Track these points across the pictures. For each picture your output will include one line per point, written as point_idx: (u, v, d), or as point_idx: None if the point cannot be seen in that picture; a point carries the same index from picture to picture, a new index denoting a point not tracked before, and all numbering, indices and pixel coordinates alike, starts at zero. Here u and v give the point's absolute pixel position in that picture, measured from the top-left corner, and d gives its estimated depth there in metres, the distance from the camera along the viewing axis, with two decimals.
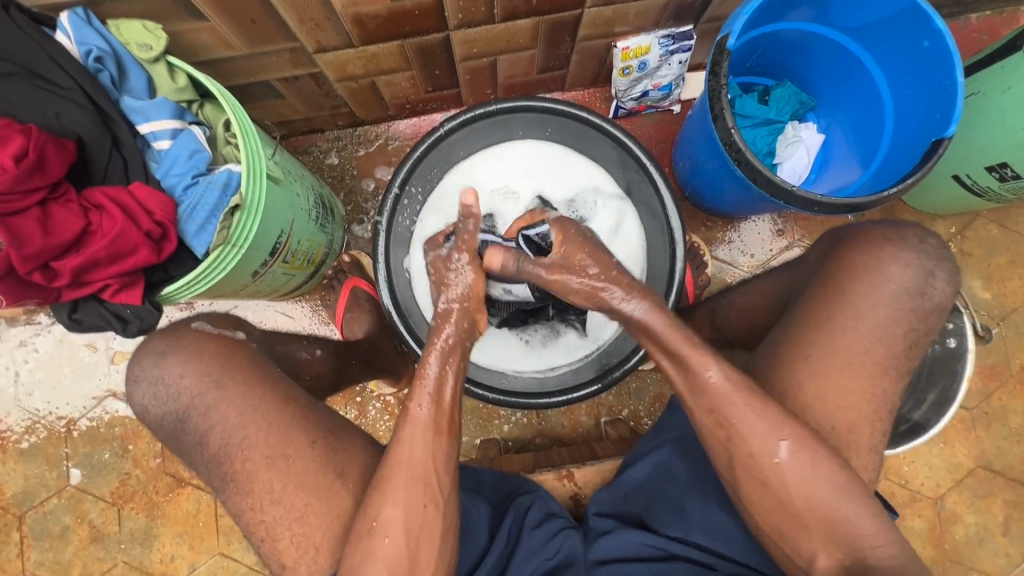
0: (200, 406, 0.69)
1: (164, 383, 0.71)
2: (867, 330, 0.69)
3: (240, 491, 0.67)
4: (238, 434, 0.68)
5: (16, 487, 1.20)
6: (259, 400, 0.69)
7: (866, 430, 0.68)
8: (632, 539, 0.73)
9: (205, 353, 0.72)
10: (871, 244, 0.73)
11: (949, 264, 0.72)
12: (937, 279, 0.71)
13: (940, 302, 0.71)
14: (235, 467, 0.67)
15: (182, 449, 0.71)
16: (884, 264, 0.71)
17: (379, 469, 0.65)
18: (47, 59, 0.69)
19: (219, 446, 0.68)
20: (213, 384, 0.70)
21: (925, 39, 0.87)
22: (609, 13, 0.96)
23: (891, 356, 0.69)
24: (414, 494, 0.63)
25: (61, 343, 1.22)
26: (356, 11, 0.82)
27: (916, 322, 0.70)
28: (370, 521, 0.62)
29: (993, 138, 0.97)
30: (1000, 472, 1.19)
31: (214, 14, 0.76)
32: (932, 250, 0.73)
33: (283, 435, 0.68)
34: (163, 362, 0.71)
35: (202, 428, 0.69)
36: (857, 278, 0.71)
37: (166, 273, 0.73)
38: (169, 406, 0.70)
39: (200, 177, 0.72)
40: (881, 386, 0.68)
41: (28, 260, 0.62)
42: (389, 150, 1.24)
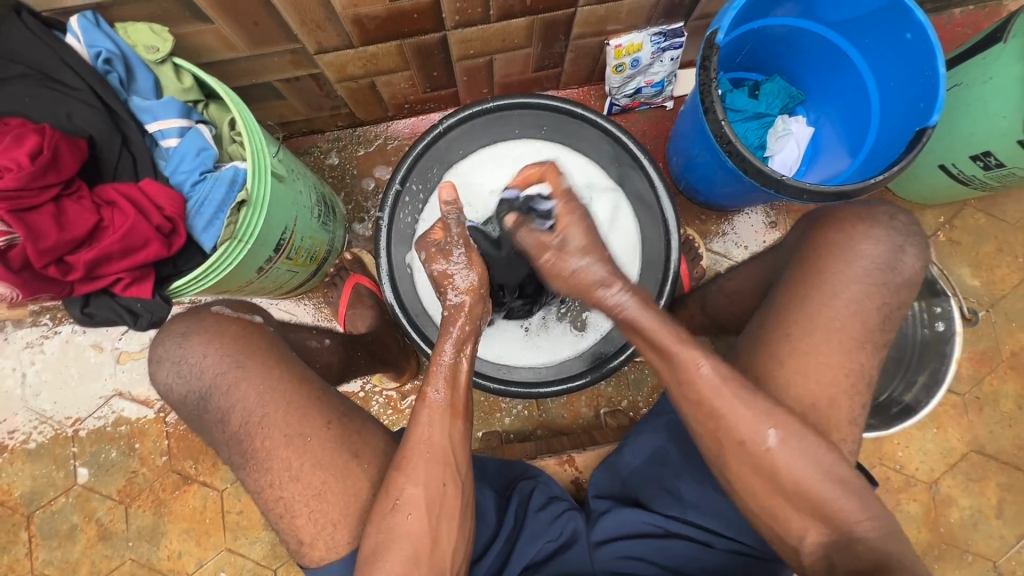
0: (223, 385, 0.70)
1: (187, 362, 0.72)
2: (842, 307, 0.71)
3: (259, 468, 0.68)
4: (258, 412, 0.69)
5: (24, 487, 1.21)
6: (277, 379, 0.71)
7: (846, 405, 0.70)
8: (632, 517, 0.75)
9: (225, 334, 0.73)
10: (844, 224, 0.75)
11: (917, 239, 0.74)
12: (906, 254, 0.73)
13: (909, 276, 0.73)
14: (255, 445, 0.69)
15: (202, 426, 0.73)
16: (855, 243, 0.73)
17: (400, 451, 0.67)
18: (58, 61, 0.71)
19: (240, 424, 0.69)
20: (234, 364, 0.71)
21: (906, 32, 0.90)
22: (601, 12, 0.98)
23: (866, 331, 0.71)
24: (435, 473, 0.65)
25: (67, 344, 1.24)
26: (356, 12, 0.85)
27: (887, 297, 0.72)
28: (393, 500, 0.64)
29: (975, 128, 1.00)
30: (993, 456, 1.22)
31: (218, 16, 0.79)
32: (901, 227, 0.75)
33: (300, 414, 0.69)
34: (186, 342, 0.72)
35: (224, 407, 0.70)
36: (831, 257, 0.73)
37: (176, 267, 0.75)
38: (192, 385, 0.72)
39: (207, 173, 0.74)
40: (857, 361, 0.70)
41: (43, 253, 0.64)
42: (389, 150, 1.26)
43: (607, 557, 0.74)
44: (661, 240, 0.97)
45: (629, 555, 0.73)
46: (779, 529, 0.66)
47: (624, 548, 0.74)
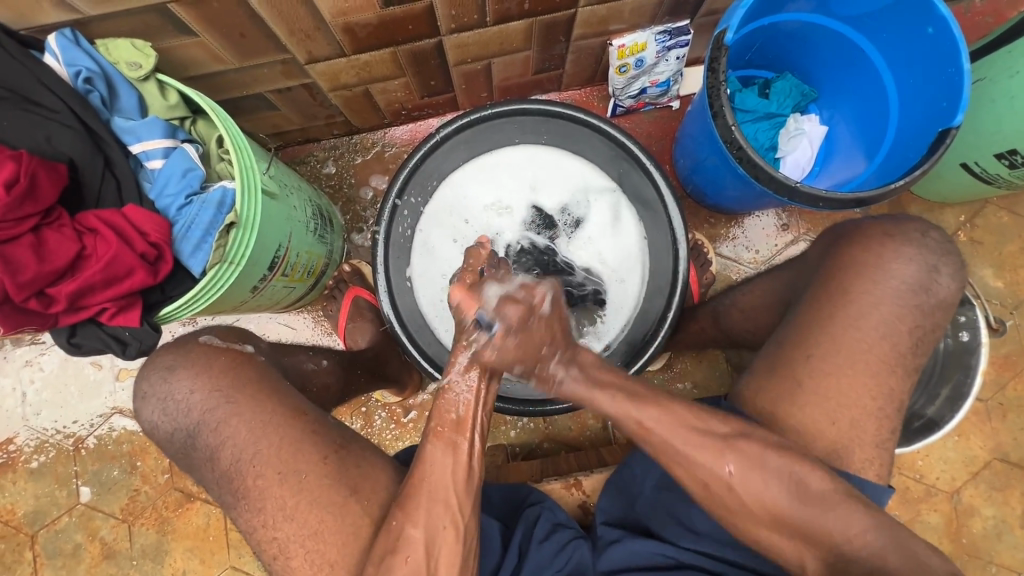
0: (211, 422, 0.69)
1: (173, 399, 0.70)
2: (869, 328, 0.67)
3: (251, 508, 0.66)
4: (249, 450, 0.67)
5: (27, 506, 1.20)
6: (270, 414, 0.69)
7: (871, 427, 0.66)
8: (642, 547, 0.72)
9: (214, 368, 0.71)
10: (869, 241, 0.70)
11: (953, 258, 0.70)
12: (941, 275, 0.69)
13: (945, 298, 0.68)
14: (248, 483, 0.67)
15: (191, 464, 0.71)
16: (885, 262, 0.69)
17: (405, 488, 0.64)
18: (37, 82, 0.68)
19: (231, 462, 0.67)
20: (223, 400, 0.69)
21: (928, 26, 0.85)
22: (602, 12, 0.94)
23: (896, 353, 0.67)
24: (431, 513, 0.62)
25: (66, 362, 1.22)
26: (346, 20, 0.81)
27: (921, 318, 0.67)
28: (392, 542, 0.62)
29: (1001, 124, 0.95)
30: (1017, 464, 1.17)
31: (202, 28, 0.76)
32: (935, 244, 0.70)
33: (294, 450, 0.67)
34: (172, 376, 0.71)
35: (213, 444, 0.68)
36: (858, 276, 0.69)
37: (164, 293, 0.72)
38: (179, 422, 0.70)
39: (194, 196, 0.71)
40: (887, 385, 0.66)
41: (23, 286, 0.62)
42: (386, 158, 1.23)
43: None
44: (669, 251, 0.91)
45: None
46: (796, 560, 0.63)
47: None
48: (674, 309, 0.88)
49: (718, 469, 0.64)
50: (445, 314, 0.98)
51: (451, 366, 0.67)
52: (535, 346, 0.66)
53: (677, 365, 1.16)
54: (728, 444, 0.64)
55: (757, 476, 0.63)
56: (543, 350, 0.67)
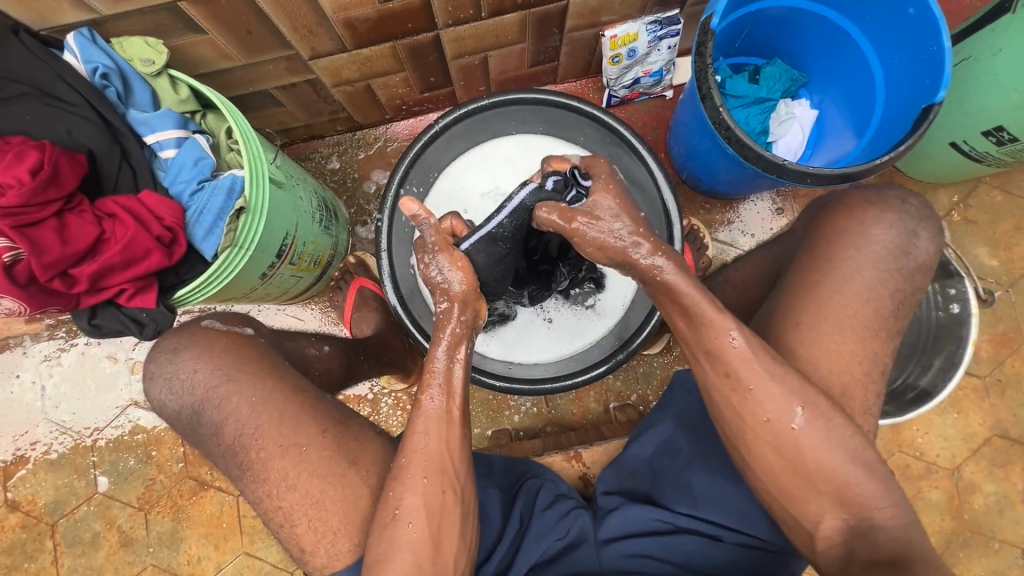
0: (215, 398, 0.72)
1: (179, 378, 0.73)
2: (853, 294, 0.69)
3: (257, 479, 0.69)
4: (252, 424, 0.70)
5: (47, 497, 1.24)
6: (270, 390, 0.72)
7: (858, 394, 0.67)
8: (638, 514, 0.74)
9: (215, 349, 0.74)
10: (851, 209, 0.73)
11: (930, 222, 0.72)
12: (920, 239, 0.71)
13: (926, 260, 0.71)
14: (252, 456, 0.70)
15: (199, 440, 0.75)
16: (866, 228, 0.71)
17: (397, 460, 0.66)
18: (57, 78, 0.72)
19: (235, 436, 0.71)
20: (225, 377, 0.72)
21: (909, 7, 0.87)
22: (594, 3, 0.97)
23: (880, 318, 0.68)
24: (425, 480, 0.65)
25: (84, 357, 1.26)
26: (347, 15, 0.85)
27: (901, 283, 0.70)
28: (393, 510, 0.64)
29: (987, 102, 0.97)
30: (1017, 440, 1.18)
31: (211, 26, 0.80)
32: (914, 210, 0.73)
33: (295, 424, 0.70)
34: (177, 358, 0.74)
35: (218, 420, 0.72)
36: (840, 244, 0.71)
37: (178, 276, 0.75)
38: (184, 400, 0.73)
39: (206, 182, 0.75)
40: (870, 349, 0.68)
41: (48, 267, 0.65)
42: (388, 152, 1.27)
43: (615, 556, 0.72)
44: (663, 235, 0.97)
45: (637, 553, 0.72)
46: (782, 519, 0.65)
47: (635, 545, 0.72)
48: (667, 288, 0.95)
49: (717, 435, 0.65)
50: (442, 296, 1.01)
51: (435, 346, 0.69)
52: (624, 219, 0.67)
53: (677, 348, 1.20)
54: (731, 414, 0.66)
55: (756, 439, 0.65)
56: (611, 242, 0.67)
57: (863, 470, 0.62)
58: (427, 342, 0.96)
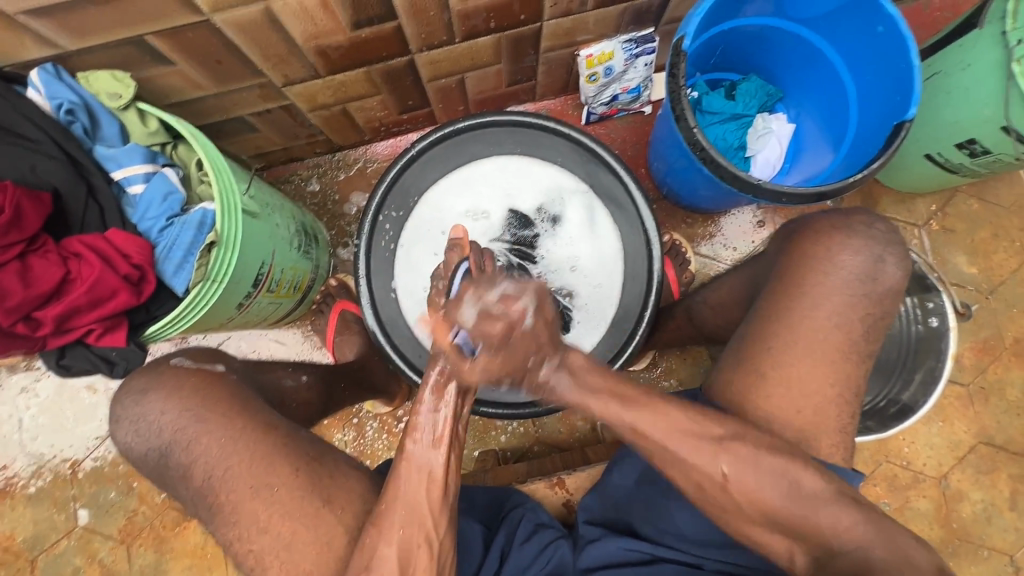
0: (183, 440, 0.70)
1: (145, 421, 0.71)
2: (822, 318, 0.69)
3: (227, 522, 0.68)
4: (221, 465, 0.69)
5: (26, 532, 1.21)
6: (241, 429, 0.71)
7: (833, 413, 0.68)
8: (619, 544, 0.73)
9: (184, 389, 0.72)
10: (820, 235, 0.72)
11: (900, 247, 0.72)
12: (886, 263, 0.71)
13: (893, 285, 0.70)
14: (221, 499, 0.68)
15: (166, 483, 0.72)
16: (832, 254, 0.71)
17: (378, 506, 0.66)
18: (20, 116, 0.71)
19: (203, 479, 0.69)
20: (194, 419, 0.71)
21: (877, 25, 0.88)
22: (568, 24, 0.97)
23: (850, 341, 0.68)
24: (401, 518, 0.64)
25: (62, 387, 1.24)
26: (318, 44, 0.85)
27: (871, 306, 0.69)
28: (365, 560, 0.63)
29: (959, 115, 0.98)
30: (1002, 446, 1.19)
31: (180, 58, 0.79)
32: (881, 234, 0.72)
33: (267, 463, 0.69)
34: (144, 400, 0.72)
35: (186, 462, 0.70)
36: (810, 268, 0.71)
37: (149, 313, 0.74)
38: (151, 443, 0.71)
39: (175, 218, 0.74)
40: (844, 370, 0.68)
41: (10, 311, 0.64)
42: (368, 173, 1.26)
43: None
44: (644, 255, 0.97)
45: None
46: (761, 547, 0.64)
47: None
48: (649, 311, 0.95)
49: (711, 466, 0.64)
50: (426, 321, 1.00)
51: (422, 389, 0.70)
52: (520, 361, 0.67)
53: (662, 364, 1.20)
54: (721, 441, 0.65)
55: (748, 471, 0.63)
56: (529, 362, 0.68)
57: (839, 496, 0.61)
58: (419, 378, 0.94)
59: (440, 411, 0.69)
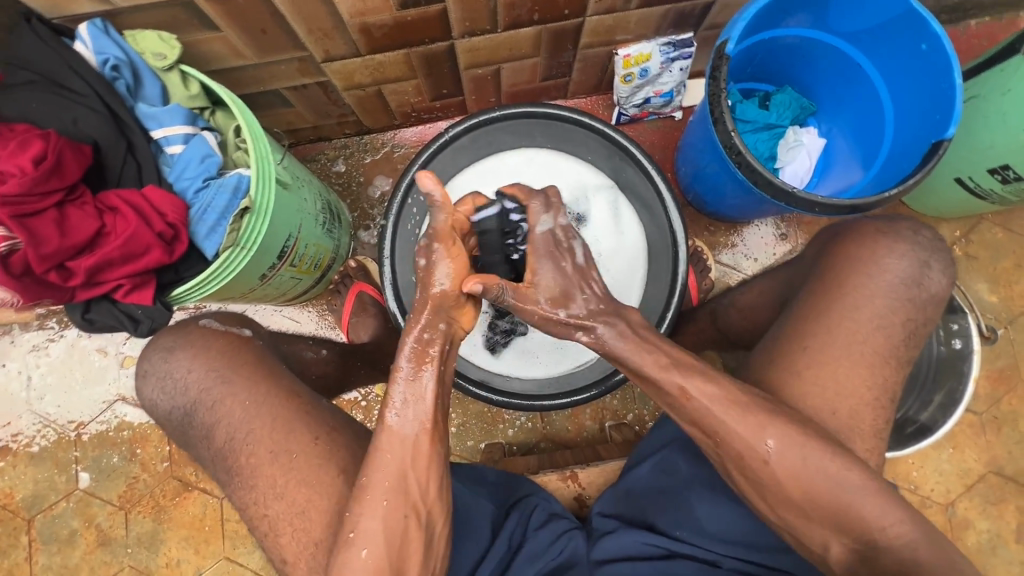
0: (207, 401, 0.71)
1: (172, 378, 0.73)
2: (865, 320, 0.68)
3: (243, 485, 0.68)
4: (243, 430, 0.69)
5: (26, 490, 1.21)
6: (264, 394, 0.71)
7: (868, 417, 0.67)
8: (632, 539, 0.72)
9: (212, 350, 0.74)
10: (865, 237, 0.72)
11: (943, 254, 0.72)
12: (933, 270, 0.71)
13: (936, 291, 0.70)
14: (242, 461, 0.68)
15: (187, 442, 0.73)
16: (879, 257, 0.71)
17: (359, 480, 0.64)
18: (66, 68, 0.71)
19: (225, 441, 0.69)
20: (220, 379, 0.72)
21: (921, 43, 0.88)
22: (609, 21, 0.98)
23: (890, 346, 0.68)
24: (421, 499, 0.64)
25: (73, 349, 1.24)
26: (363, 21, 0.85)
27: (912, 312, 0.69)
28: (347, 532, 0.62)
29: (994, 139, 0.98)
30: (1011, 478, 1.18)
31: (227, 24, 0.79)
32: (927, 241, 0.73)
33: (286, 430, 0.69)
34: (172, 357, 0.74)
35: (209, 423, 0.70)
36: (853, 268, 0.70)
37: (177, 273, 0.74)
38: (177, 400, 0.72)
39: (211, 180, 0.74)
40: (881, 375, 0.67)
41: (46, 258, 0.63)
42: (395, 158, 1.26)
43: None
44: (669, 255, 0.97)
45: None
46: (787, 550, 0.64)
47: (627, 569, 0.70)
48: (672, 310, 0.94)
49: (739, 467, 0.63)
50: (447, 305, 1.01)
51: (401, 353, 0.66)
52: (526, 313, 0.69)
53: None
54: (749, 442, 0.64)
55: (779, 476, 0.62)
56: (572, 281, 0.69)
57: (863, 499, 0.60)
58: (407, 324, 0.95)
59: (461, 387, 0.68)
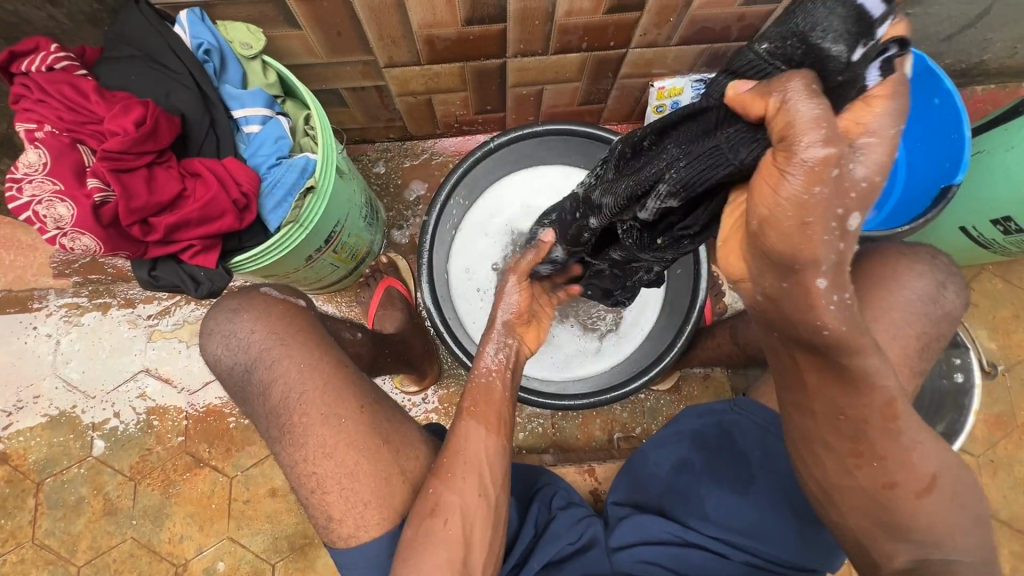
0: (267, 359, 0.74)
1: (236, 337, 0.76)
2: (880, 337, 0.73)
3: (295, 443, 0.71)
4: (297, 389, 0.72)
5: (39, 453, 1.22)
6: (318, 360, 0.75)
7: None
8: (650, 524, 0.75)
9: (273, 313, 0.78)
10: (885, 258, 0.78)
11: (959, 279, 0.77)
12: (947, 291, 0.76)
13: (949, 309, 0.75)
14: (294, 420, 0.72)
15: (244, 397, 0.77)
16: (896, 275, 0.76)
17: (441, 460, 0.69)
18: (164, 47, 0.78)
19: (280, 399, 0.73)
20: (278, 341, 0.75)
21: (935, 97, 0.97)
22: (650, 55, 1.06)
23: (902, 358, 0.73)
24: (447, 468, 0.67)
25: (104, 318, 1.28)
26: (429, 32, 0.93)
27: (927, 327, 0.75)
28: (432, 504, 0.66)
29: (996, 193, 1.05)
30: (1006, 522, 1.21)
31: (308, 24, 0.87)
32: (943, 265, 0.78)
33: (336, 395, 0.72)
34: (237, 317, 0.77)
35: (266, 380, 0.74)
36: (871, 290, 0.76)
37: (240, 242, 0.79)
38: (238, 357, 0.76)
39: (282, 159, 0.80)
40: None
41: (133, 212, 0.69)
42: (433, 165, 1.34)
43: (626, 562, 0.73)
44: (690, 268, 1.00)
45: (648, 561, 0.73)
46: None
47: (644, 553, 0.73)
48: (686, 334, 0.96)
49: None
50: (469, 295, 1.13)
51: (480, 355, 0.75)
52: (794, 210, 0.39)
53: (684, 388, 1.23)
54: None
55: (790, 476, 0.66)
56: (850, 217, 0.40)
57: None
58: (471, 362, 0.97)
59: (500, 351, 0.75)
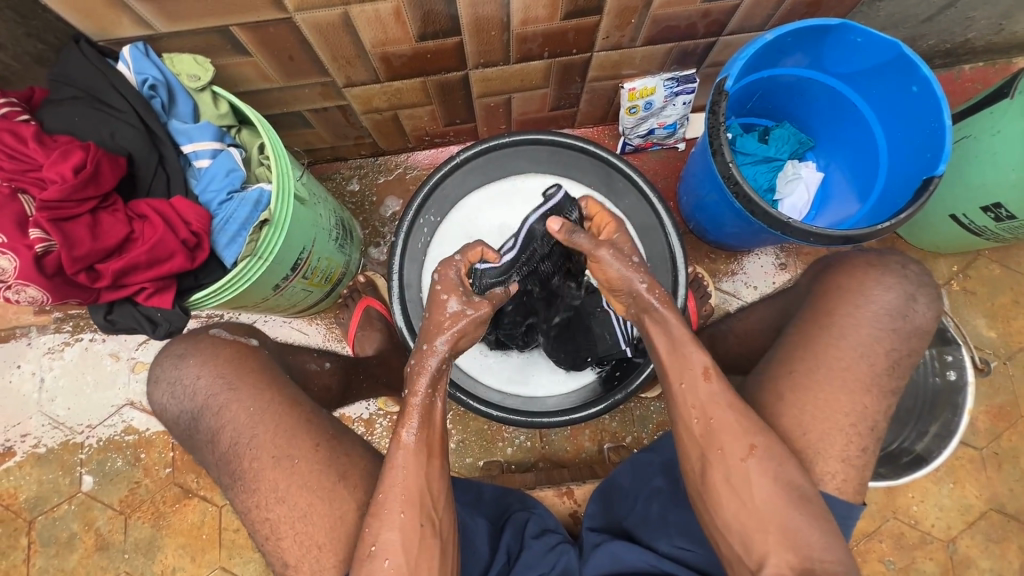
0: (213, 406, 0.73)
1: (182, 384, 0.75)
2: (849, 348, 0.71)
3: (246, 489, 0.70)
4: (247, 434, 0.71)
5: (29, 492, 1.22)
6: (267, 402, 0.73)
7: (840, 443, 0.69)
8: (622, 557, 0.73)
9: (219, 357, 0.76)
10: (854, 268, 0.76)
11: (929, 287, 0.75)
12: (919, 303, 0.74)
13: (920, 323, 0.73)
14: (244, 465, 0.71)
15: (194, 446, 0.76)
16: (865, 287, 0.74)
17: (374, 496, 0.66)
18: (109, 86, 0.77)
19: (229, 445, 0.72)
20: (225, 386, 0.74)
21: (912, 85, 0.93)
22: (615, 57, 1.03)
23: (873, 371, 0.70)
24: (402, 508, 0.65)
25: (86, 352, 1.27)
26: (384, 51, 0.90)
27: (897, 342, 0.72)
28: (367, 547, 0.64)
29: (987, 179, 1.01)
30: (1013, 516, 1.17)
31: (257, 50, 0.85)
32: (914, 275, 0.76)
33: (288, 436, 0.71)
34: (183, 363, 0.76)
35: (214, 428, 0.73)
36: (840, 300, 0.74)
37: (197, 279, 0.79)
38: (185, 405, 0.75)
39: (234, 193, 0.78)
40: (861, 401, 0.70)
41: (76, 260, 0.69)
42: (407, 179, 1.31)
43: None
44: (668, 266, 0.99)
45: None
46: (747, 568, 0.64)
47: None
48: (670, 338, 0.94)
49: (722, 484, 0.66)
50: None
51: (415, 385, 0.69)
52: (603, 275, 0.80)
53: None
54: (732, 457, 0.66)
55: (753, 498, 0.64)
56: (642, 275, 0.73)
57: (825, 524, 0.64)
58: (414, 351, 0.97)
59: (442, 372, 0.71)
